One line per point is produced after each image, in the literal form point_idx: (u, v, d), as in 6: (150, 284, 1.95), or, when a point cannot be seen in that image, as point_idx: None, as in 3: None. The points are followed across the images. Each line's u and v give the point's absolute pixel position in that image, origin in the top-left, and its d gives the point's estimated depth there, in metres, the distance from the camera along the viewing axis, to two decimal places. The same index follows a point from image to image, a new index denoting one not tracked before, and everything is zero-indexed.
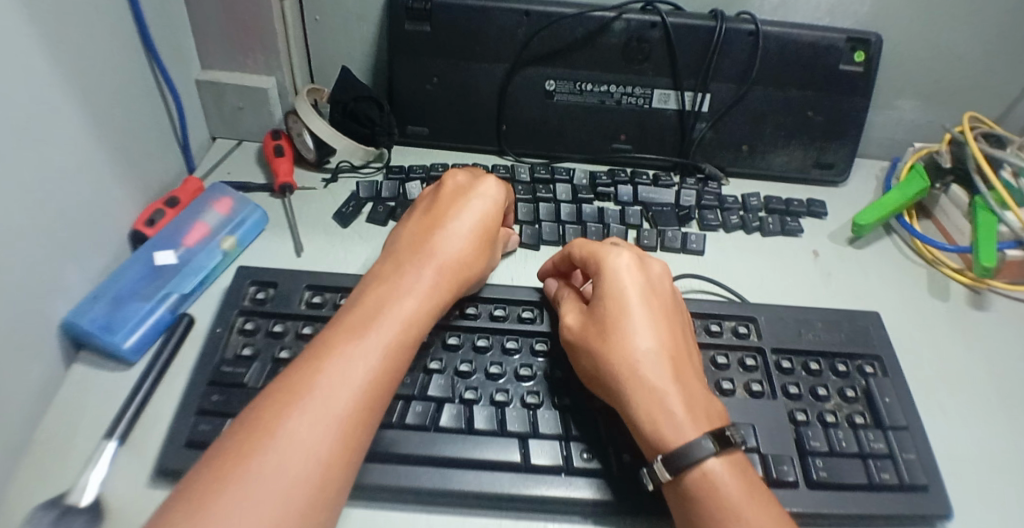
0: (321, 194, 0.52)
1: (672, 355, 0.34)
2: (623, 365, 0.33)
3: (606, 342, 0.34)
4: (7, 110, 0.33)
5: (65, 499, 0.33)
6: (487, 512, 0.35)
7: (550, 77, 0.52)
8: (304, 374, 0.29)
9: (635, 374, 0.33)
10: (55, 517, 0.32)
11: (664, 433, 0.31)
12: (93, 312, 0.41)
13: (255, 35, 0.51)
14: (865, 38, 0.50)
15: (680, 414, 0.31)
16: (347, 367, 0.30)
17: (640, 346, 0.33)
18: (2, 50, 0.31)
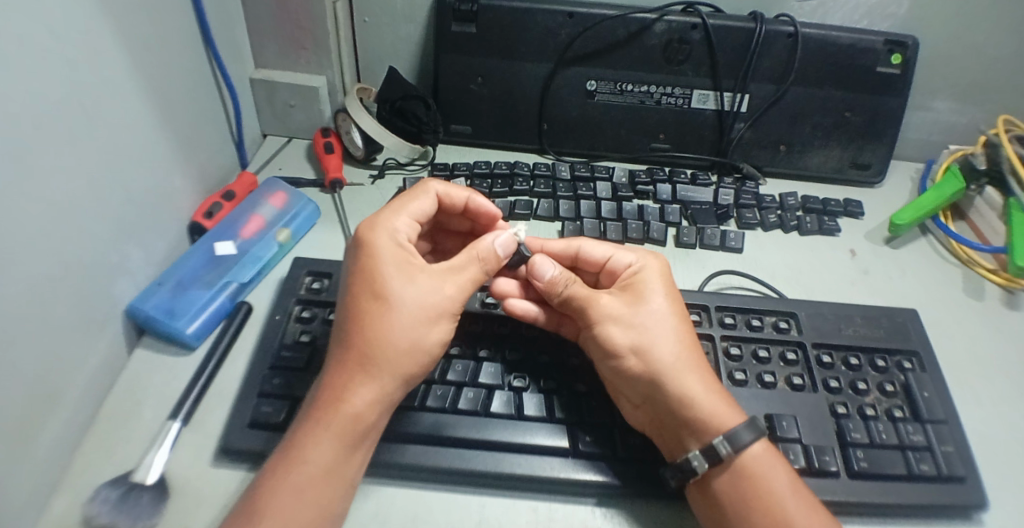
0: (368, 190, 0.54)
1: (689, 353, 0.36)
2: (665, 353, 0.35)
3: (645, 328, 0.36)
4: (79, 102, 0.34)
5: (131, 477, 0.35)
6: (537, 495, 0.36)
7: (591, 77, 0.53)
8: (333, 390, 0.32)
9: (677, 362, 0.35)
10: (126, 491, 0.34)
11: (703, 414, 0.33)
12: (158, 298, 0.43)
13: (307, 34, 0.53)
14: (902, 40, 0.51)
15: (716, 402, 0.34)
16: (367, 375, 0.32)
17: (665, 344, 0.36)
18: (74, 44, 0.33)
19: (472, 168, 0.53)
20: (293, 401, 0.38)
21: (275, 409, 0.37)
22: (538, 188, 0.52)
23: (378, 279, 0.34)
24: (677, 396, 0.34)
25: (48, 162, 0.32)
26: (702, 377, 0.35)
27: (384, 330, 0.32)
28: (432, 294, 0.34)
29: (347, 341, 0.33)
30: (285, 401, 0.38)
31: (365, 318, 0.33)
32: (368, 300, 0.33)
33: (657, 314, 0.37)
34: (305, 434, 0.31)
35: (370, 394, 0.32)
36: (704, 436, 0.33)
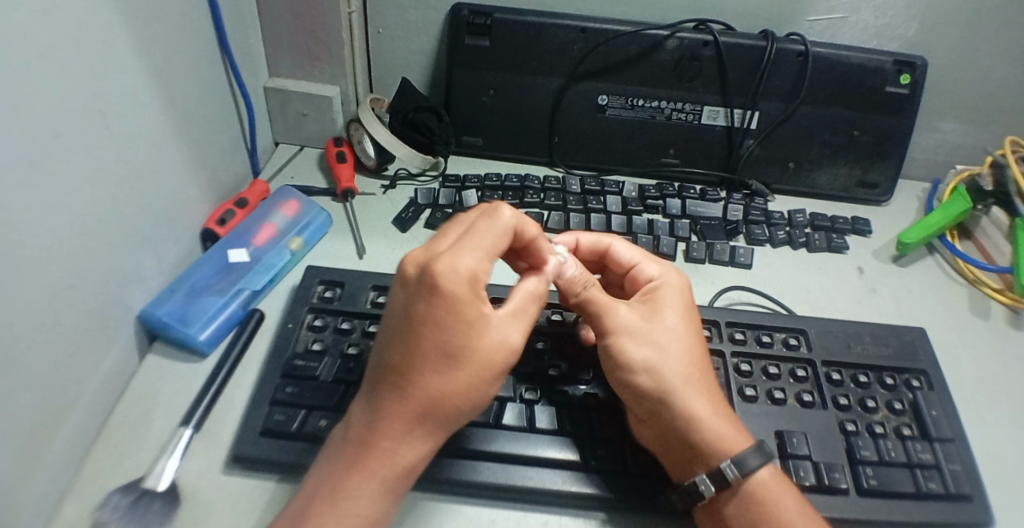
0: (379, 199, 0.54)
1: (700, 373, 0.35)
2: (673, 371, 0.35)
3: (661, 347, 0.35)
4: (95, 110, 0.35)
5: (143, 484, 0.35)
6: (547, 508, 0.36)
7: (603, 92, 0.54)
8: (381, 440, 0.29)
9: (686, 382, 0.35)
10: (136, 499, 0.34)
11: (710, 437, 0.33)
12: (169, 304, 0.43)
13: (322, 45, 0.53)
14: (911, 61, 0.51)
15: (725, 427, 0.34)
16: (423, 429, 0.29)
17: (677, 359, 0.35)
18: (91, 53, 0.33)
19: (483, 180, 0.54)
20: (305, 411, 0.38)
21: (287, 418, 0.37)
22: (549, 200, 0.52)
23: (451, 338, 0.28)
24: (689, 418, 0.34)
25: (64, 171, 0.32)
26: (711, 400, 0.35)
27: (454, 394, 0.29)
28: (503, 350, 0.30)
29: (407, 398, 0.29)
30: (297, 410, 0.38)
31: (434, 380, 0.28)
32: (439, 361, 0.28)
33: (670, 329, 0.36)
34: (352, 486, 0.29)
35: (424, 446, 0.30)
36: (710, 461, 0.33)
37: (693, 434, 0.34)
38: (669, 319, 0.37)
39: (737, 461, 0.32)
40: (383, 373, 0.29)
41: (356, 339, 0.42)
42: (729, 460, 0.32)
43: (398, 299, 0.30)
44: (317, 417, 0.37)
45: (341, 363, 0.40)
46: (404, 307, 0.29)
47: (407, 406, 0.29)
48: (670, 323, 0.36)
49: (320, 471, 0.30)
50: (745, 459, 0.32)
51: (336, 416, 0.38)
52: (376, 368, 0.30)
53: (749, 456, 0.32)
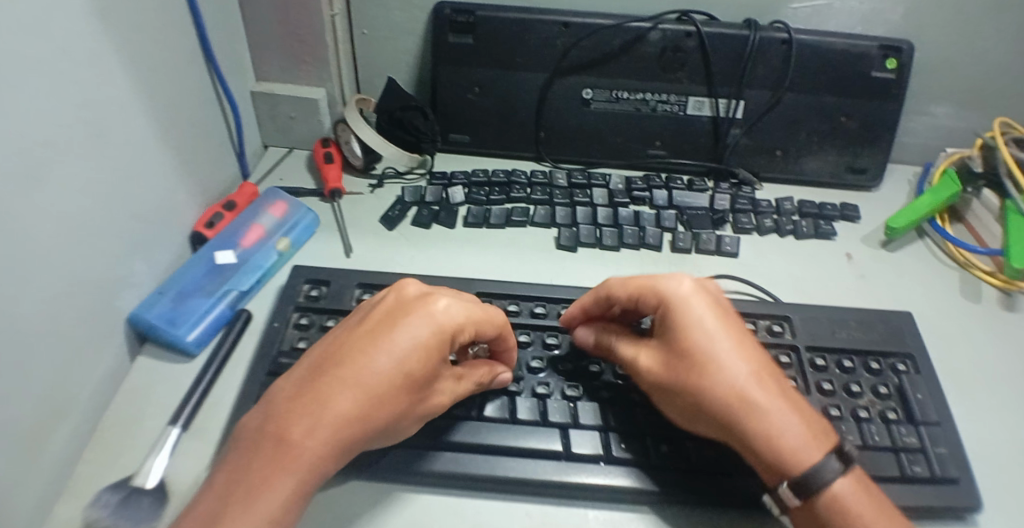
0: (367, 198, 0.55)
1: (764, 377, 0.33)
2: (732, 385, 0.32)
3: (715, 368, 0.33)
4: (81, 119, 0.35)
5: (131, 482, 0.35)
6: (530, 498, 0.36)
7: (587, 85, 0.54)
8: (308, 429, 0.28)
9: (745, 396, 0.32)
10: (126, 495, 0.35)
11: (786, 450, 0.31)
12: (157, 307, 0.44)
13: (308, 48, 0.54)
14: (897, 46, 0.51)
15: (799, 432, 0.31)
16: (346, 439, 0.29)
17: (731, 371, 0.32)
18: (75, 66, 0.34)
19: (470, 176, 0.54)
20: None
21: None
22: (535, 195, 0.53)
23: (412, 358, 0.30)
24: (762, 431, 0.31)
25: (53, 181, 0.33)
26: (792, 410, 0.32)
27: (383, 410, 0.30)
28: (438, 400, 0.33)
29: (343, 392, 0.29)
30: None
31: (376, 388, 0.30)
32: (391, 371, 0.30)
33: (716, 340, 0.33)
34: (249, 470, 0.27)
35: (332, 461, 0.29)
36: (790, 471, 0.31)
37: (766, 448, 0.31)
38: (714, 334, 0.33)
39: (817, 471, 0.30)
40: (328, 367, 0.30)
41: None
42: (811, 472, 0.30)
43: (378, 312, 0.33)
44: None
45: None
46: (378, 316, 0.32)
47: (338, 400, 0.29)
48: (715, 338, 0.33)
49: (224, 457, 0.29)
50: (824, 467, 0.30)
51: None
52: (321, 358, 0.31)
53: (829, 462, 0.30)
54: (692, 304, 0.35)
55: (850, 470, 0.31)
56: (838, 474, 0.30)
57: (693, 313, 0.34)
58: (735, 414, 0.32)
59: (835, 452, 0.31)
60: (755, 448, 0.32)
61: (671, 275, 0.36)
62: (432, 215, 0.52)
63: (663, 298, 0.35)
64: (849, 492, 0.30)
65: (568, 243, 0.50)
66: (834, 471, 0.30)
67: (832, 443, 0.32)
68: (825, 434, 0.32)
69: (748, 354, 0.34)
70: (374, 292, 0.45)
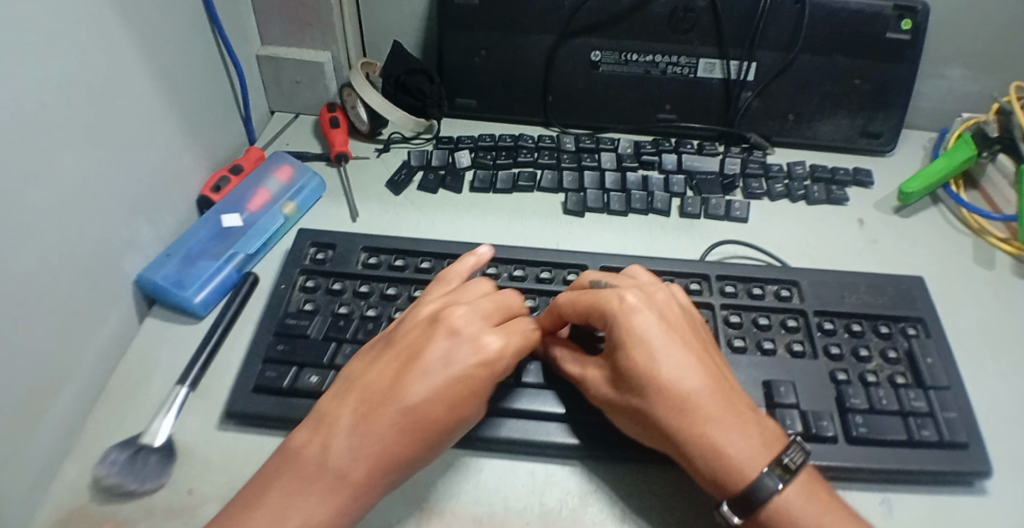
0: (373, 163, 0.54)
1: (715, 393, 0.31)
2: (675, 407, 0.31)
3: (660, 391, 0.31)
4: (86, 73, 0.35)
5: (139, 440, 0.36)
6: (534, 459, 0.36)
7: (596, 47, 0.53)
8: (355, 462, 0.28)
9: (688, 415, 0.30)
10: (133, 453, 0.35)
11: (725, 469, 0.30)
12: (165, 269, 0.44)
13: (312, 10, 0.53)
14: (912, 6, 0.50)
15: (740, 450, 0.30)
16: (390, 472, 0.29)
17: (682, 392, 0.31)
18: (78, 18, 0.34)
19: (477, 141, 0.54)
20: (295, 367, 0.39)
21: (278, 375, 0.38)
22: (542, 159, 0.52)
23: (467, 402, 0.30)
24: (704, 451, 0.30)
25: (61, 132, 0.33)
26: (741, 426, 0.31)
27: (430, 451, 0.30)
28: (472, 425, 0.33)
29: (398, 437, 0.28)
30: (287, 367, 0.39)
31: (428, 434, 0.29)
32: (443, 419, 0.29)
33: (660, 358, 0.32)
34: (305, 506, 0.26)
35: (379, 496, 0.29)
36: (729, 488, 0.30)
37: (708, 466, 0.30)
38: (658, 351, 0.32)
39: (754, 486, 0.29)
40: (382, 405, 0.29)
41: (347, 300, 0.43)
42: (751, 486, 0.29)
43: (431, 350, 0.31)
44: (308, 372, 0.39)
45: (331, 321, 0.41)
46: (430, 354, 0.31)
47: (394, 444, 0.28)
48: (660, 356, 0.32)
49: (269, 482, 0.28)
50: (762, 484, 0.29)
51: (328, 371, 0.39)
52: (373, 393, 0.30)
53: (766, 478, 0.29)
54: (635, 318, 0.33)
55: (795, 479, 0.30)
56: (779, 488, 0.29)
57: (637, 332, 0.32)
58: (675, 433, 0.31)
59: (777, 466, 0.29)
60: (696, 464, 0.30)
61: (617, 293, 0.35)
62: (437, 180, 0.51)
63: (605, 313, 0.34)
64: (792, 503, 0.29)
65: (575, 208, 0.49)
66: (773, 487, 0.29)
67: (773, 452, 0.30)
68: (772, 447, 0.31)
69: (697, 371, 0.32)
70: (379, 256, 0.46)
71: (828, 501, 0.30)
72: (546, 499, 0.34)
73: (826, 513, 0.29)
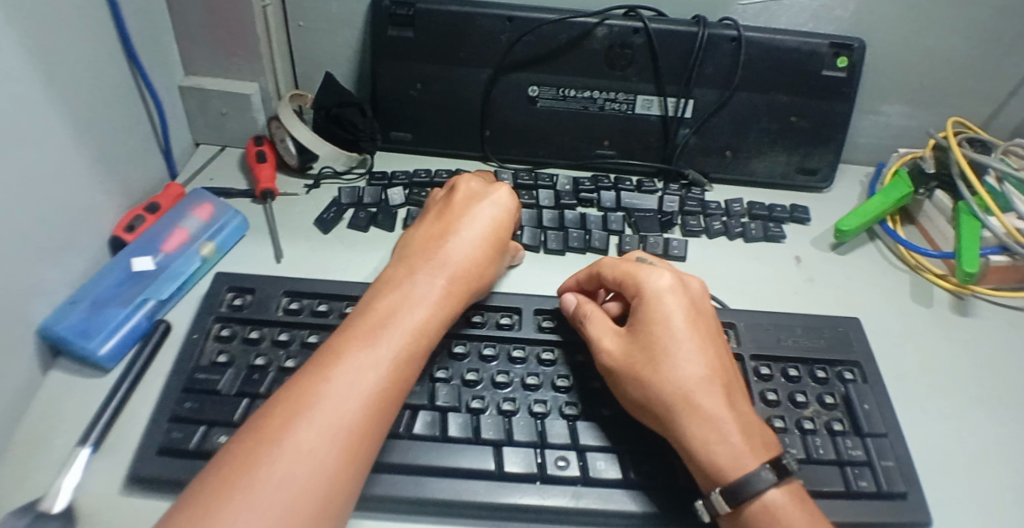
0: (303, 200, 0.52)
1: (720, 380, 0.33)
2: (682, 384, 0.32)
3: (672, 362, 0.33)
4: None
5: (37, 505, 0.32)
6: (461, 522, 0.34)
7: (533, 82, 0.52)
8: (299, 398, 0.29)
9: (690, 394, 0.32)
10: (28, 521, 0.31)
11: (722, 459, 0.30)
12: (69, 317, 0.41)
13: (239, 40, 0.51)
14: (848, 43, 0.50)
15: (736, 443, 0.30)
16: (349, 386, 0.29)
17: (688, 371, 0.33)
18: None
19: (411, 177, 0.52)
20: (205, 426, 0.36)
21: (185, 435, 0.35)
22: None
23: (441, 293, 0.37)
24: (698, 436, 0.31)
25: None
26: (734, 414, 0.32)
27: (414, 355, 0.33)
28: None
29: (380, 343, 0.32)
30: (196, 426, 0.36)
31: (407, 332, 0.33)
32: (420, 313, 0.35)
33: (676, 340, 0.34)
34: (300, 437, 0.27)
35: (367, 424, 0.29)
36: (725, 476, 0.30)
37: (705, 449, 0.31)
38: (677, 332, 0.34)
39: (750, 477, 0.29)
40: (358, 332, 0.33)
41: (264, 349, 0.40)
42: (745, 474, 0.29)
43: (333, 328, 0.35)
44: (218, 432, 0.36)
45: (245, 373, 0.38)
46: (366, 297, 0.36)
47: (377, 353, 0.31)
48: (678, 336, 0.34)
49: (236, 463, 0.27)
50: (756, 477, 0.29)
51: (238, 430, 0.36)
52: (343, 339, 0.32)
53: (763, 470, 0.29)
54: (666, 297, 0.36)
55: (785, 481, 0.30)
56: (773, 484, 0.29)
57: (655, 316, 0.35)
58: (671, 408, 0.32)
59: (771, 464, 0.30)
60: (692, 452, 0.31)
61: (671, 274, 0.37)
62: (368, 218, 0.49)
63: (638, 285, 0.37)
64: (783, 504, 0.29)
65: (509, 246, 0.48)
66: (771, 479, 0.29)
67: (769, 454, 0.31)
68: (766, 446, 0.31)
69: (706, 354, 0.34)
70: (301, 300, 0.43)
71: (816, 516, 0.30)
72: None
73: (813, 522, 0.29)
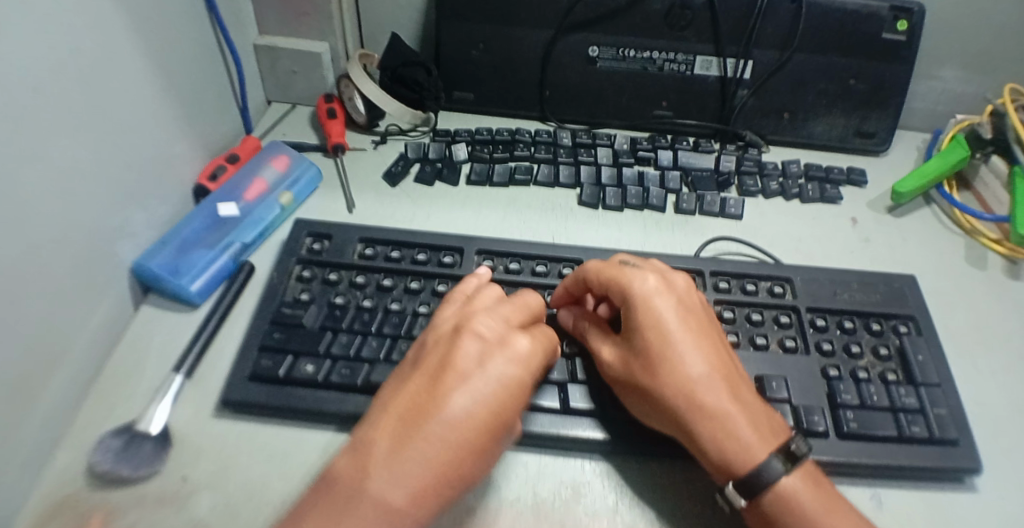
0: (370, 155, 0.54)
1: (716, 380, 0.32)
2: (678, 396, 0.32)
3: (663, 378, 0.33)
4: (84, 64, 0.35)
5: (134, 427, 0.36)
6: (528, 450, 0.37)
7: (593, 42, 0.53)
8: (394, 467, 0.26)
9: (689, 408, 0.32)
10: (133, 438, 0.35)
11: (733, 460, 0.31)
12: (160, 257, 0.44)
13: (311, 0, 0.53)
14: (907, 7, 0.50)
15: (746, 438, 0.31)
16: (440, 472, 0.26)
17: (684, 381, 0.32)
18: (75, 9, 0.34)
19: (473, 134, 0.54)
20: (290, 356, 0.39)
21: (273, 364, 0.38)
22: (539, 153, 0.53)
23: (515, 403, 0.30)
24: (707, 440, 0.31)
25: (58, 124, 0.34)
26: (741, 418, 0.31)
27: (485, 462, 0.29)
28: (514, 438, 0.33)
29: (440, 435, 0.27)
30: (282, 355, 0.39)
31: (470, 434, 0.28)
32: (483, 418, 0.28)
33: (669, 353, 0.33)
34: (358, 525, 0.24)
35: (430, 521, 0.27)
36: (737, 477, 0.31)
37: (708, 459, 0.32)
38: (666, 342, 0.33)
39: (753, 477, 0.30)
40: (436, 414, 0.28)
41: (342, 290, 0.43)
42: (751, 472, 0.30)
43: (420, 377, 0.30)
44: (304, 362, 0.39)
45: (326, 310, 0.41)
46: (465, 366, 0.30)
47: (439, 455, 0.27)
48: (667, 346, 0.33)
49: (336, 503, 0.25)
50: (765, 469, 0.30)
51: (323, 361, 0.39)
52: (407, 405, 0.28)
53: (767, 467, 0.30)
54: (654, 301, 0.35)
55: (798, 467, 0.31)
56: (784, 473, 0.30)
57: (636, 323, 0.35)
58: (675, 414, 0.32)
59: (782, 452, 0.31)
60: (703, 450, 0.32)
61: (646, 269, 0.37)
62: (434, 172, 0.52)
63: (624, 291, 0.36)
64: (795, 489, 0.30)
65: (590, 200, 0.50)
66: (777, 472, 0.30)
67: (777, 447, 0.31)
68: (776, 436, 0.32)
69: (700, 359, 0.33)
70: (374, 247, 0.46)
71: (831, 497, 0.31)
72: (538, 490, 0.35)
73: (828, 505, 0.30)
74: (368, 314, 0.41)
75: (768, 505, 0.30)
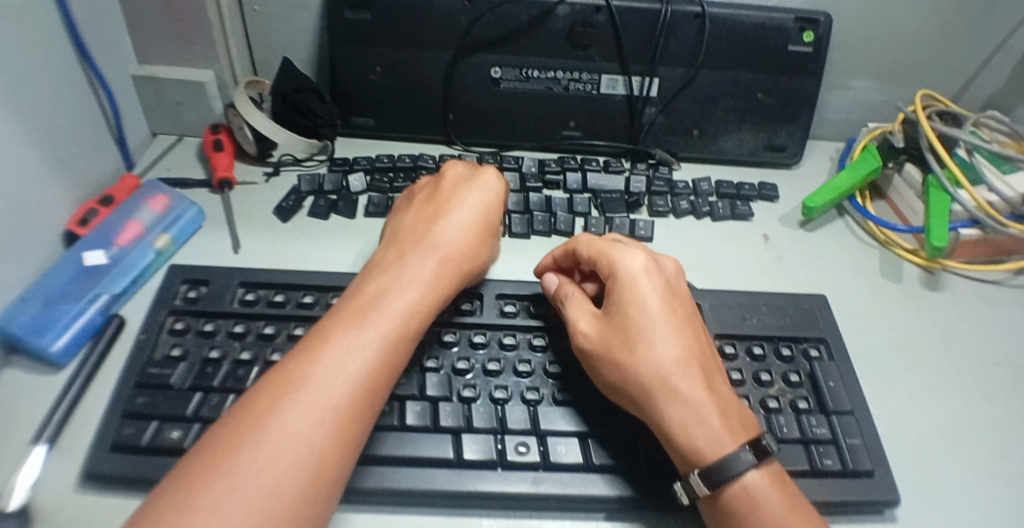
0: (263, 189, 0.51)
1: (694, 362, 0.31)
2: (653, 371, 0.31)
3: (642, 349, 0.32)
4: None
5: None
6: (420, 510, 0.33)
7: (495, 63, 0.51)
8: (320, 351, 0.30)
9: (665, 383, 0.30)
10: None
11: (700, 444, 0.29)
12: (23, 313, 0.40)
13: (193, 27, 0.50)
14: (813, 18, 0.49)
15: (717, 427, 0.29)
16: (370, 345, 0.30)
17: (660, 358, 0.31)
18: None
19: (372, 162, 0.52)
20: (157, 422, 0.35)
21: (137, 432, 0.34)
22: None
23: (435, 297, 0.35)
24: (672, 419, 0.30)
25: None
26: (714, 400, 0.30)
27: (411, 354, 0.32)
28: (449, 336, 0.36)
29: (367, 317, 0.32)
30: (149, 421, 0.35)
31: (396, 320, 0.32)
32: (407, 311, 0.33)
33: (651, 329, 0.32)
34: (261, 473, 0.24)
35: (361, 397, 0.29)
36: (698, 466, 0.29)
37: (672, 444, 0.30)
38: (650, 318, 0.33)
39: (716, 467, 0.28)
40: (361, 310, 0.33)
41: (218, 341, 0.39)
42: (717, 462, 0.28)
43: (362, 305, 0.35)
44: (169, 428, 0.35)
45: (199, 367, 0.38)
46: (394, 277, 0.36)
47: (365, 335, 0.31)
48: (651, 322, 0.32)
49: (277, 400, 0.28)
50: (734, 460, 0.28)
51: (191, 425, 0.35)
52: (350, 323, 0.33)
53: (735, 459, 0.28)
54: (640, 279, 0.35)
55: (766, 465, 0.29)
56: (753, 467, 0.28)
57: (616, 298, 0.34)
58: (649, 391, 0.31)
59: (751, 446, 0.29)
60: (668, 435, 0.30)
61: (635, 250, 0.36)
62: (329, 205, 0.49)
63: (612, 267, 0.36)
64: (760, 488, 0.28)
65: None
66: (745, 464, 0.28)
67: (748, 441, 0.29)
68: (746, 427, 0.30)
69: (682, 338, 0.32)
70: (257, 291, 0.42)
71: (796, 500, 0.29)
72: None
73: (792, 507, 0.28)
74: (243, 369, 0.37)
75: (730, 503, 0.28)
